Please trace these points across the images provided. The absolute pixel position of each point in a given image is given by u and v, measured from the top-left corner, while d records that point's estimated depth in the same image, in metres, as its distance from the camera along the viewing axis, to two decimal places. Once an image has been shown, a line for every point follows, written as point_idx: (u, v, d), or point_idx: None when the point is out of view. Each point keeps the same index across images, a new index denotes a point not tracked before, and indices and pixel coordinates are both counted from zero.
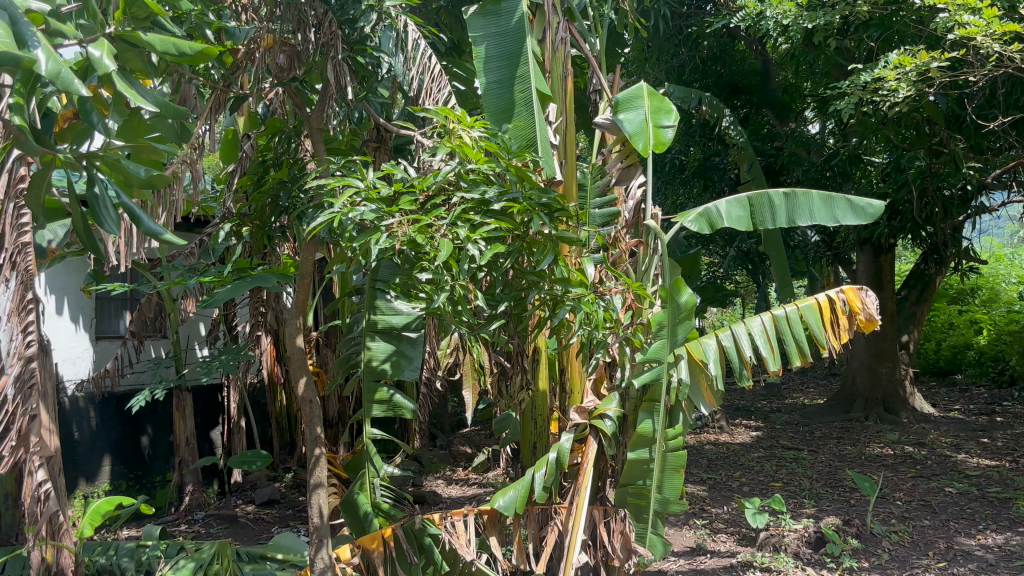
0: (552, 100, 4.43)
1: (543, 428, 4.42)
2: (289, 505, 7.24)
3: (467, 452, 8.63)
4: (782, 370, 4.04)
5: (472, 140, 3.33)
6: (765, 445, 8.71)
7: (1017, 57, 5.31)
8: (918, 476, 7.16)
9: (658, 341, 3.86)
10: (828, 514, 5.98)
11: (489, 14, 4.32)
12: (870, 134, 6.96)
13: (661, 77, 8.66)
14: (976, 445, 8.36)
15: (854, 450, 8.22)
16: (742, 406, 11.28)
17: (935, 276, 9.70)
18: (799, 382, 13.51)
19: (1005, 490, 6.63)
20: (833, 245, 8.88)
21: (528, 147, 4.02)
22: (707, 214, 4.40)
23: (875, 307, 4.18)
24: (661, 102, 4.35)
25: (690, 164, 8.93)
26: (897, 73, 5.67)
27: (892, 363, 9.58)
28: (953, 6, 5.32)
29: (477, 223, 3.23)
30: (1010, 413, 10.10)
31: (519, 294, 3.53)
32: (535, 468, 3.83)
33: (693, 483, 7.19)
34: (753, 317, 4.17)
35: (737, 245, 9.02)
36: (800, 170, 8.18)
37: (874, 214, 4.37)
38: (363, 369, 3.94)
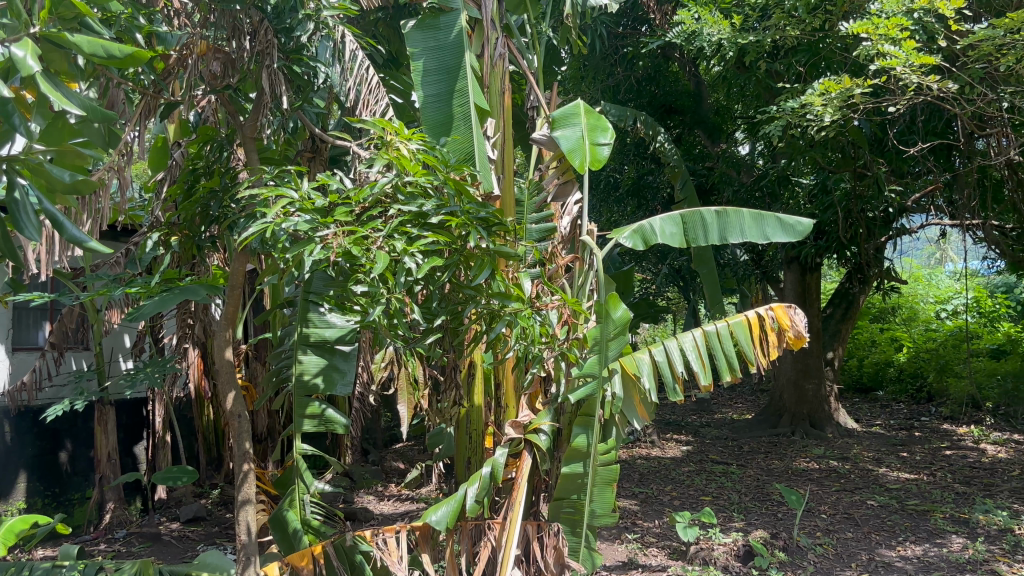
0: (491, 114, 4.44)
1: (476, 443, 4.43)
2: (216, 522, 7.06)
3: (400, 467, 8.53)
4: (713, 385, 4.10)
5: (409, 152, 3.34)
6: (695, 460, 8.84)
7: (935, 84, 5.55)
8: (842, 490, 7.35)
9: (593, 356, 3.86)
10: (756, 528, 6.10)
11: (428, 28, 4.33)
12: (799, 155, 7.18)
13: (597, 96, 8.79)
14: (896, 459, 8.63)
15: (781, 465, 8.40)
16: (672, 421, 11.43)
17: (858, 295, 10.02)
18: (728, 397, 13.74)
19: (922, 503, 6.86)
20: (761, 263, 9.09)
21: (465, 161, 4.02)
22: (641, 231, 4.46)
23: (803, 324, 4.29)
24: (597, 120, 4.40)
25: (625, 182, 9.07)
26: (824, 100, 5.88)
27: (817, 380, 9.83)
28: (875, 36, 5.52)
29: (414, 236, 3.21)
30: (928, 428, 10.46)
31: (456, 308, 3.54)
32: (468, 483, 3.81)
33: (626, 497, 7.24)
34: (685, 332, 4.24)
35: (669, 262, 9.18)
36: (730, 190, 8.34)
37: (805, 231, 4.42)
38: (294, 383, 3.85)
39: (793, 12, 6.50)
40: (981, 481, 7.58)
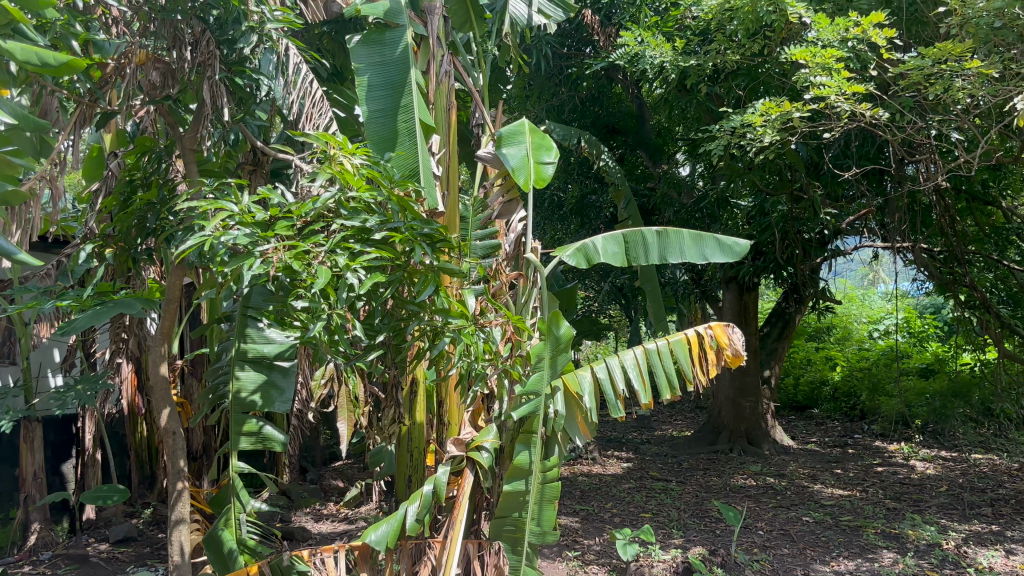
0: (436, 131, 4.42)
1: (418, 462, 4.30)
2: (147, 543, 6.86)
3: (339, 486, 8.39)
4: (653, 403, 4.14)
5: (353, 167, 3.32)
6: (635, 477, 8.90)
7: (868, 110, 5.73)
8: (779, 506, 7.47)
9: (536, 373, 3.93)
10: (695, 544, 6.16)
11: (373, 43, 4.32)
12: (738, 177, 7.34)
13: (541, 114, 8.86)
14: (830, 476, 8.82)
15: (719, 482, 8.51)
16: (613, 438, 11.50)
17: (794, 314, 10.24)
18: (668, 415, 13.88)
19: (855, 518, 7.02)
20: (701, 282, 9.22)
21: (410, 177, 4.00)
22: (584, 249, 4.50)
23: (740, 343, 4.39)
24: (542, 139, 4.45)
25: (568, 202, 9.14)
26: (765, 122, 6.03)
27: (754, 398, 10.00)
28: (812, 64, 5.68)
29: (357, 251, 3.19)
30: (860, 445, 10.72)
31: (399, 324, 3.52)
32: (409, 501, 3.78)
33: (566, 514, 7.24)
34: (626, 350, 4.29)
35: (611, 280, 9.26)
36: (671, 211, 8.45)
37: (741, 252, 4.61)
38: (231, 401, 3.77)
39: (733, 37, 6.65)
40: (911, 497, 7.79)
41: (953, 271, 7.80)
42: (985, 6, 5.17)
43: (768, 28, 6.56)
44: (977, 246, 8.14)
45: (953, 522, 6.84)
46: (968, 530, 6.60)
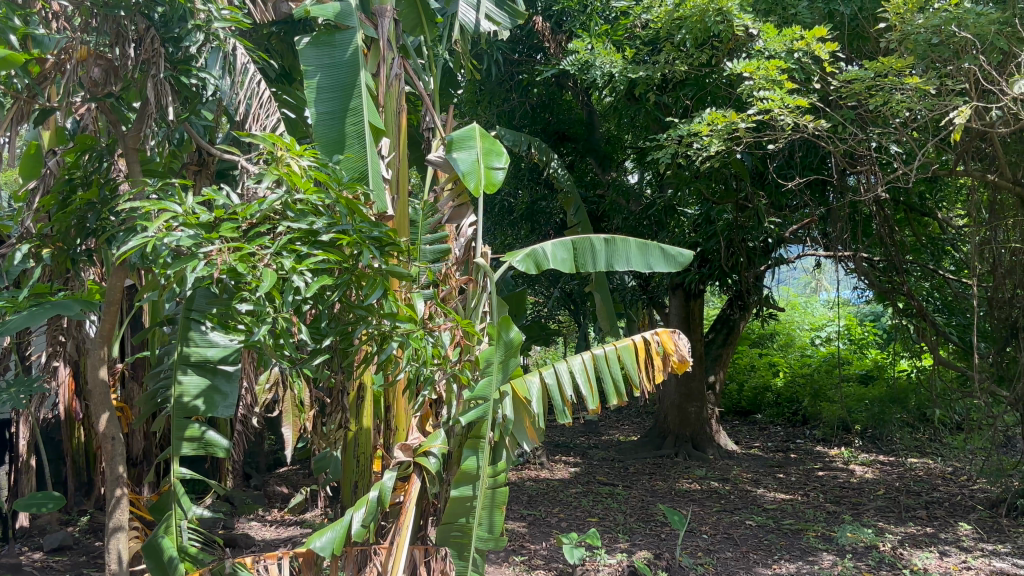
0: (385, 133, 4.39)
1: (364, 466, 4.28)
2: (83, 551, 6.66)
3: (283, 491, 8.24)
4: (600, 409, 4.17)
5: (300, 169, 3.29)
6: (582, 482, 8.94)
7: (811, 122, 5.86)
8: (723, 510, 7.58)
9: (484, 378, 3.91)
10: (640, 548, 6.22)
11: (323, 45, 4.27)
12: (684, 186, 7.45)
13: (492, 120, 8.86)
14: (773, 480, 8.97)
15: (664, 486, 8.60)
16: (561, 443, 11.53)
17: (739, 321, 10.40)
18: (615, 419, 13.96)
19: (797, 522, 7.15)
20: (648, 289, 9.31)
21: (359, 180, 3.98)
22: (533, 255, 4.52)
23: (686, 349, 4.46)
24: (492, 144, 4.45)
25: (518, 207, 9.15)
26: (711, 130, 6.10)
27: (699, 403, 10.13)
28: (757, 76, 5.78)
29: (303, 254, 3.17)
30: (802, 450, 10.93)
31: (346, 328, 3.48)
32: (354, 507, 3.75)
33: (514, 519, 7.24)
34: (574, 355, 4.31)
35: (560, 286, 9.31)
36: (619, 218, 8.48)
37: (684, 263, 4.67)
38: (173, 405, 3.70)
39: (681, 47, 6.76)
40: (850, 501, 7.98)
41: (892, 280, 8.00)
42: (923, 23, 5.32)
43: (716, 38, 6.68)
44: (915, 256, 8.37)
45: (889, 525, 7.02)
46: (904, 532, 6.78)
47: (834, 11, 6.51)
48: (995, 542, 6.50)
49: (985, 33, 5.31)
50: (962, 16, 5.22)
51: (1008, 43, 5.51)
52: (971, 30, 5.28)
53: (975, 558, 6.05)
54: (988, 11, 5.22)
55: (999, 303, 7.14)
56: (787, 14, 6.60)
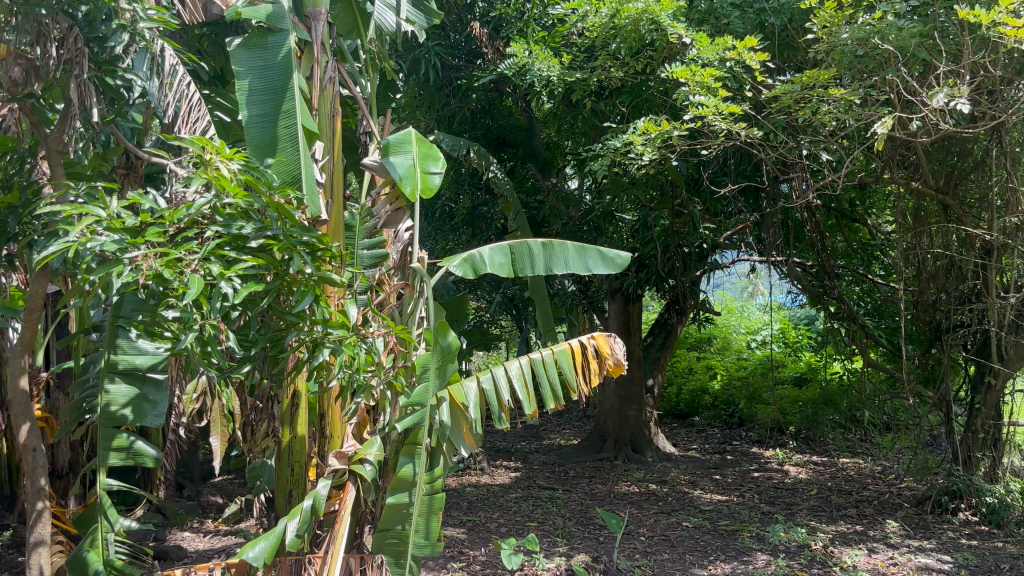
0: (319, 137, 4.32)
1: (299, 476, 4.14)
2: (5, 567, 6.41)
3: (218, 502, 8.06)
4: (537, 413, 4.18)
5: (230, 172, 3.23)
6: (523, 486, 8.95)
7: (743, 130, 5.97)
8: (660, 513, 7.66)
9: (422, 384, 3.91)
10: (578, 552, 6.26)
11: (255, 47, 4.21)
12: (622, 192, 7.53)
13: (432, 125, 8.82)
14: (709, 481, 9.11)
15: (603, 489, 8.66)
16: (502, 448, 11.52)
17: (677, 325, 10.54)
18: (557, 423, 14.00)
19: (732, 523, 7.27)
20: (588, 293, 9.37)
21: (292, 183, 3.92)
22: (471, 259, 4.50)
23: (621, 352, 4.52)
24: (429, 149, 4.43)
25: (459, 212, 9.13)
26: (645, 139, 6.18)
27: (638, 406, 10.23)
28: (693, 82, 5.86)
29: (232, 259, 3.13)
30: (738, 451, 11.13)
31: (277, 335, 3.46)
32: (288, 516, 3.70)
33: (453, 526, 7.21)
34: (511, 359, 4.31)
35: (501, 291, 9.31)
36: (559, 224, 8.50)
37: (622, 264, 4.74)
38: (100, 415, 3.61)
39: (616, 55, 6.82)
40: (783, 501, 8.14)
41: (824, 284, 8.18)
42: (848, 36, 5.48)
43: (651, 47, 6.77)
44: (846, 261, 8.59)
45: (821, 524, 7.19)
46: (834, 530, 6.95)
47: (765, 22, 6.65)
48: (920, 538, 6.70)
49: (907, 47, 5.48)
50: (885, 29, 5.39)
51: (929, 55, 5.72)
52: (893, 43, 5.48)
53: (902, 554, 6.23)
54: (909, 25, 5.42)
55: (925, 306, 7.37)
56: (720, 24, 6.73)
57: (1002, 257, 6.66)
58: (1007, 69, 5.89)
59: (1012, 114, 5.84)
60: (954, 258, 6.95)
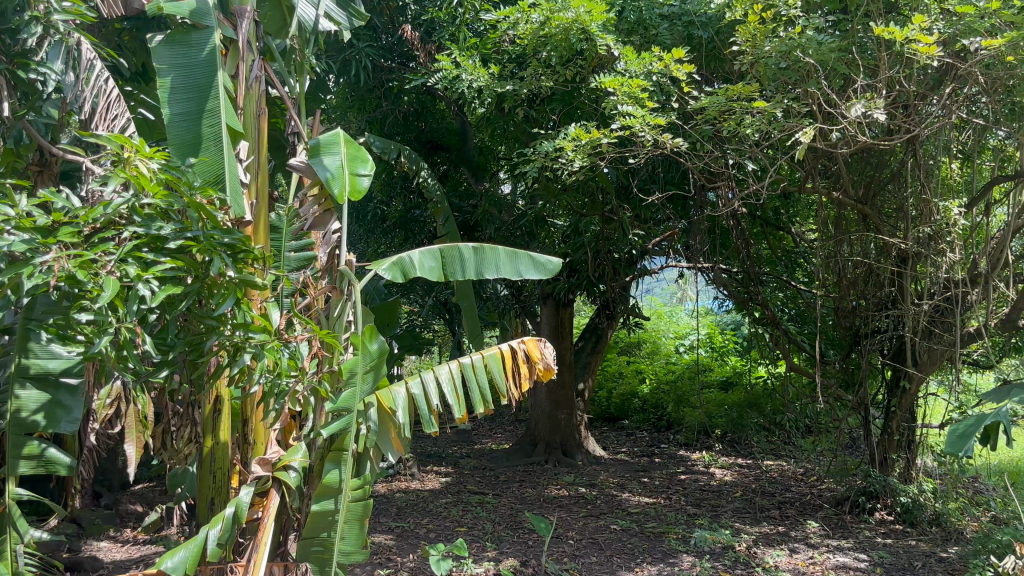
0: (244, 137, 4.20)
1: (222, 483, 4.04)
2: None
3: (138, 510, 7.83)
4: (466, 417, 4.17)
5: (150, 172, 3.14)
6: (453, 491, 8.92)
7: (670, 140, 6.07)
8: (589, 516, 7.73)
9: (348, 389, 3.81)
10: (507, 556, 6.27)
11: (178, 43, 4.11)
12: (553, 197, 7.58)
13: (363, 126, 8.74)
14: (637, 484, 9.21)
15: (533, 493, 8.69)
16: (433, 453, 11.46)
17: (607, 330, 10.64)
18: (489, 426, 13.99)
19: (659, 525, 7.37)
20: (520, 298, 9.38)
21: (215, 183, 3.84)
22: (400, 263, 4.47)
23: (551, 357, 4.55)
24: (357, 150, 4.41)
25: (391, 215, 9.06)
26: (575, 145, 6.22)
27: (569, 409, 10.30)
28: (620, 93, 5.96)
29: (150, 261, 3.07)
30: (666, 454, 11.31)
31: (196, 339, 3.40)
32: (210, 524, 3.60)
33: (381, 532, 7.14)
34: (441, 364, 4.29)
35: (434, 295, 9.26)
36: (492, 228, 8.52)
37: (553, 270, 4.77)
38: (9, 421, 3.48)
39: (546, 63, 6.88)
40: (709, 503, 8.29)
41: (749, 291, 8.37)
42: (771, 48, 5.62)
43: (581, 56, 6.84)
44: (770, 268, 8.80)
45: (744, 525, 7.34)
46: (757, 532, 7.10)
47: (692, 34, 6.77)
48: (839, 538, 6.90)
49: (826, 60, 5.65)
50: (805, 44, 5.53)
51: (848, 69, 5.90)
52: (813, 57, 5.60)
53: (820, 554, 6.40)
54: (829, 40, 5.57)
55: (844, 312, 7.65)
56: (648, 35, 6.86)
57: (916, 265, 6.88)
58: (922, 84, 6.12)
59: (925, 128, 6.08)
60: (873, 266, 7.19)
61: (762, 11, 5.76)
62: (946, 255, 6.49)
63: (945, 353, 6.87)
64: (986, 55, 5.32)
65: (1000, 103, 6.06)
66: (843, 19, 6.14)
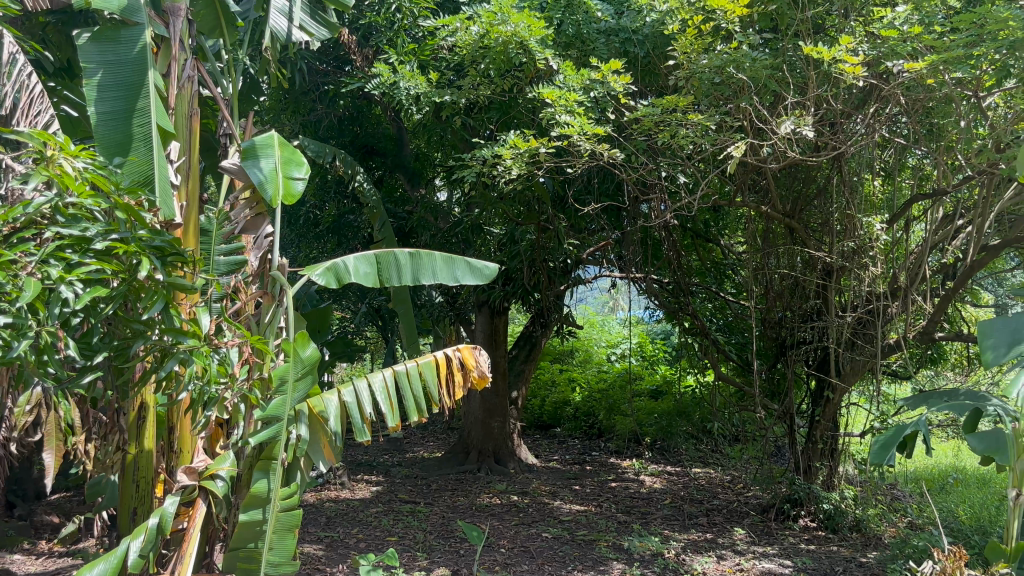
0: (174, 138, 4.10)
1: (145, 492, 3.93)
2: None
3: (54, 521, 7.53)
4: (400, 426, 4.14)
5: (75, 171, 3.02)
6: (383, 500, 8.83)
7: (605, 151, 6.14)
8: (520, 524, 7.74)
9: (278, 397, 3.75)
10: (439, 566, 6.25)
11: (106, 40, 3.98)
12: (490, 206, 7.59)
13: (296, 129, 8.61)
14: (569, 492, 9.27)
15: (465, 502, 8.67)
16: (363, 461, 11.33)
17: (541, 338, 10.69)
18: (421, 434, 13.89)
19: (590, 532, 7.42)
20: (455, 305, 9.35)
21: (144, 184, 3.74)
22: (334, 268, 4.42)
23: (485, 364, 4.57)
24: (291, 153, 4.35)
25: (324, 220, 8.95)
26: (513, 154, 6.25)
27: (502, 417, 10.29)
28: (558, 104, 6.01)
29: (74, 262, 2.99)
30: (597, 462, 11.41)
31: (121, 344, 3.32)
32: (131, 536, 3.48)
33: (310, 542, 7.02)
34: (375, 371, 4.25)
35: (368, 301, 9.14)
36: (427, 235, 8.47)
37: (490, 275, 4.77)
38: None
39: (484, 73, 6.90)
40: (639, 510, 8.39)
41: (679, 301, 8.51)
42: (707, 63, 5.74)
43: (518, 67, 6.88)
44: (700, 278, 8.95)
45: (673, 532, 7.45)
46: (686, 538, 7.21)
47: (628, 49, 6.91)
48: (764, 544, 7.05)
49: (758, 76, 5.80)
50: (739, 59, 5.65)
51: (778, 86, 6.07)
52: (747, 73, 5.74)
53: (747, 560, 6.54)
54: (761, 57, 5.71)
55: (771, 323, 7.91)
56: (586, 48, 6.92)
57: (840, 278, 7.10)
58: (848, 103, 6.32)
59: (851, 145, 6.29)
60: (799, 278, 7.42)
61: (698, 26, 5.88)
62: (869, 269, 6.72)
63: (866, 363, 7.10)
64: (908, 77, 5.54)
65: (920, 123, 6.29)
66: (774, 38, 6.30)
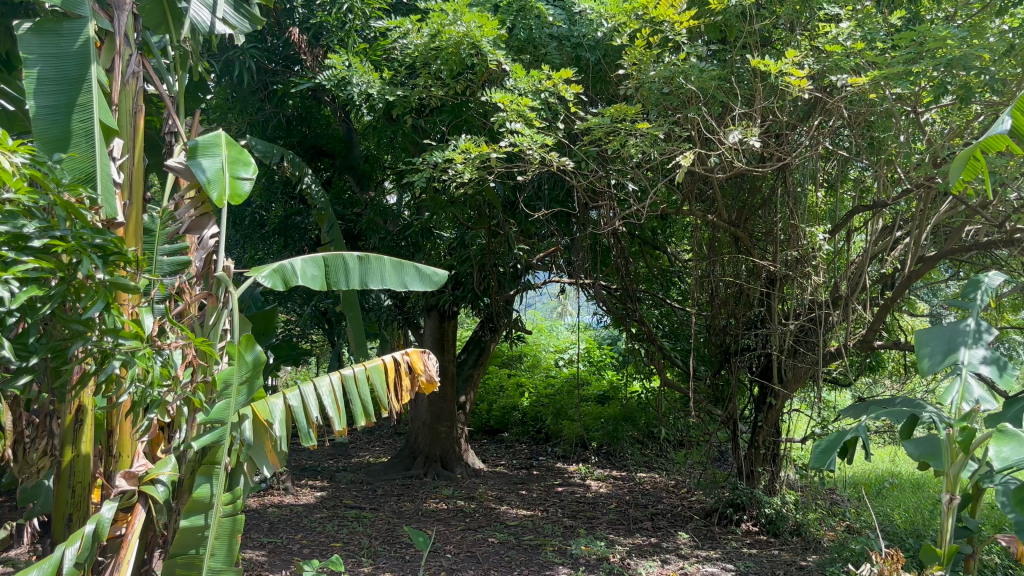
0: (118, 134, 3.99)
1: (81, 497, 3.80)
2: None
3: None
4: (346, 430, 4.10)
5: (13, 166, 2.93)
6: (328, 506, 8.73)
7: (555, 158, 6.15)
8: (467, 529, 7.72)
9: (222, 400, 3.68)
10: (384, 571, 6.21)
11: (48, 33, 3.88)
12: (440, 209, 7.56)
13: (244, 129, 8.47)
14: (515, 497, 9.27)
15: (411, 507, 8.62)
16: (308, 466, 11.18)
17: (489, 342, 10.68)
18: (367, 439, 13.78)
19: (536, 537, 7.44)
20: (403, 309, 9.30)
21: (85, 181, 3.65)
22: (281, 270, 4.36)
23: (433, 369, 4.55)
24: (239, 153, 4.28)
25: (271, 221, 8.83)
26: (463, 158, 6.24)
27: (449, 422, 10.25)
28: (511, 110, 6.02)
29: (10, 260, 2.91)
30: (544, 467, 11.44)
31: (60, 345, 3.23)
32: (67, 543, 3.38)
33: (252, 548, 6.90)
34: (322, 375, 4.20)
35: (314, 304, 9.03)
36: (376, 238, 8.40)
37: (438, 281, 4.79)
38: None
39: (437, 75, 6.88)
40: (585, 515, 8.43)
41: (627, 307, 8.59)
42: (656, 74, 5.81)
43: (471, 70, 6.89)
44: (647, 285, 9.03)
45: (618, 537, 7.50)
46: (631, 543, 7.27)
47: (579, 56, 6.99)
48: (707, 548, 7.15)
49: (707, 87, 5.88)
50: (687, 70, 5.74)
51: (726, 96, 6.18)
52: (695, 84, 5.84)
53: (691, 564, 6.62)
54: (709, 68, 5.81)
55: (715, 330, 7.99)
56: (538, 53, 6.97)
57: (784, 286, 7.21)
58: (793, 115, 6.44)
59: (795, 157, 6.43)
60: (743, 286, 7.56)
61: (648, 37, 5.95)
62: (812, 278, 6.86)
63: (808, 370, 7.26)
64: (851, 91, 5.67)
65: (861, 136, 6.44)
66: (722, 50, 6.41)
